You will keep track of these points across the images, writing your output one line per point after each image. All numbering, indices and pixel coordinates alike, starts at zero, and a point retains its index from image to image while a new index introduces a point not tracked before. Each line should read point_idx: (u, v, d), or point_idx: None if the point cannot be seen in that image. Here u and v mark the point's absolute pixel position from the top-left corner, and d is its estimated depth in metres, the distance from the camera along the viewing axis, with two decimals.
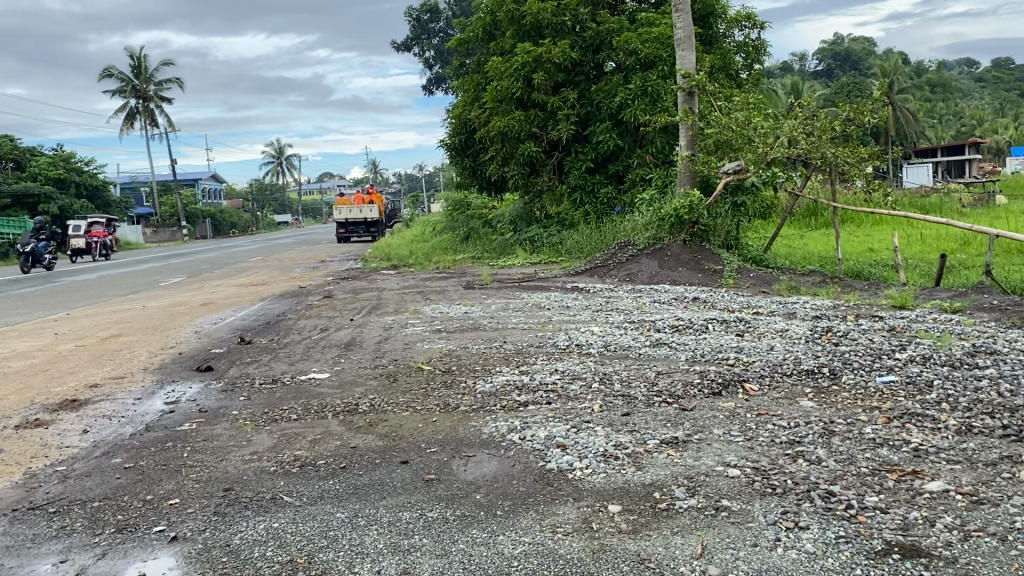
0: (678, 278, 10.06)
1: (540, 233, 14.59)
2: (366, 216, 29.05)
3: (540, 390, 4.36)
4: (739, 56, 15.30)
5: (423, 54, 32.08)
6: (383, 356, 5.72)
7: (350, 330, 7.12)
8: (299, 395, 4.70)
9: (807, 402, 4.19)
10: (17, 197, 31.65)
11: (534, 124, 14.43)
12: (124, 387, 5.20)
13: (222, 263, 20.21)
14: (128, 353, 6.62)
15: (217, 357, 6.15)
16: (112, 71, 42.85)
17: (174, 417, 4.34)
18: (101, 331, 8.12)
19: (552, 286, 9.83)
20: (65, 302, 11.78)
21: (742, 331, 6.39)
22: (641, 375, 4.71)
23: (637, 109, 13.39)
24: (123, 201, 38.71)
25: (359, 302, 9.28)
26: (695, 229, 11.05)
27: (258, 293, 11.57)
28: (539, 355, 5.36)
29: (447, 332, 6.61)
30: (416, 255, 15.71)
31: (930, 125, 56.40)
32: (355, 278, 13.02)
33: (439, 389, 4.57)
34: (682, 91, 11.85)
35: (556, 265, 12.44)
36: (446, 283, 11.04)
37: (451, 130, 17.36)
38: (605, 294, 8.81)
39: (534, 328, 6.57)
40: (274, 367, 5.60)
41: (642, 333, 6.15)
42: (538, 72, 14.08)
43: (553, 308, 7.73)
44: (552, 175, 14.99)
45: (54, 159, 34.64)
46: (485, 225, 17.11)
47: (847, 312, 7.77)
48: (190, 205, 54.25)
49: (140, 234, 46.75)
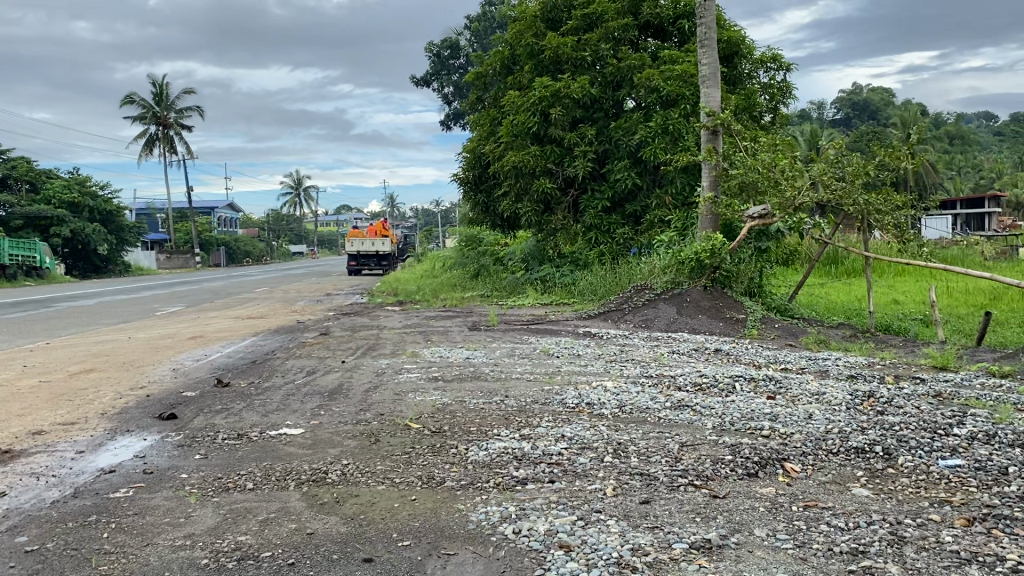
0: (698, 327, 9.42)
1: (553, 273, 13.96)
2: (378, 249, 28.69)
3: (541, 463, 3.68)
4: (764, 97, 14.72)
5: (443, 90, 31.86)
6: (368, 409, 5.05)
7: (338, 375, 6.45)
8: (263, 456, 4.05)
9: (861, 491, 3.51)
10: (29, 219, 31.47)
11: (550, 160, 13.88)
12: (70, 437, 4.55)
13: (228, 292, 19.69)
14: (92, 393, 5.99)
15: (185, 403, 5.49)
16: (134, 98, 43.11)
17: (111, 479, 3.69)
18: (72, 365, 7.50)
19: (562, 331, 9.21)
20: (51, 328, 11.23)
21: (774, 393, 5.68)
22: (662, 446, 4.03)
23: (657, 147, 12.84)
24: (138, 226, 38.50)
25: (355, 342, 8.64)
26: (717, 275, 10.35)
27: (254, 326, 10.98)
28: (546, 416, 4.68)
29: (443, 382, 5.93)
30: (423, 292, 15.13)
31: (948, 176, 56.01)
32: (358, 313, 12.43)
33: (425, 456, 3.90)
34: (705, 130, 11.25)
35: (567, 307, 11.83)
36: (450, 323, 10.38)
37: (465, 164, 16.83)
38: (620, 343, 8.14)
39: (540, 380, 5.88)
40: (245, 418, 4.93)
41: (661, 391, 5.45)
42: (556, 107, 13.54)
43: (562, 357, 7.05)
44: (566, 213, 14.40)
45: (69, 182, 34.47)
46: (496, 262, 16.49)
47: (884, 372, 7.07)
48: (204, 234, 54.29)
49: (153, 260, 46.56)
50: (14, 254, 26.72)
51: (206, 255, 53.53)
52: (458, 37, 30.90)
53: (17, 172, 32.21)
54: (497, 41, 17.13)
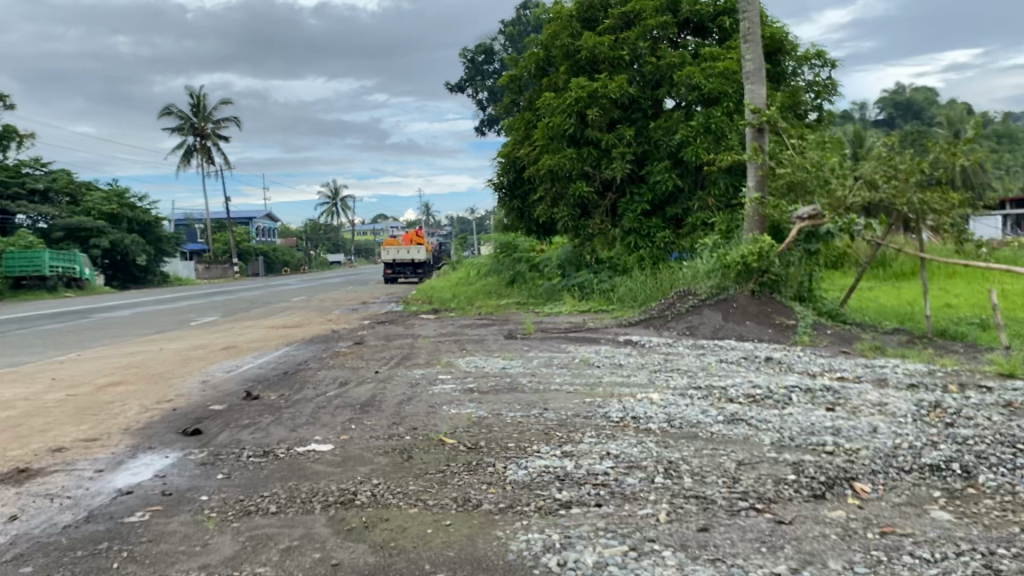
0: (747, 333, 9.07)
1: (590, 279, 13.64)
2: (413, 256, 28.62)
3: (587, 484, 3.39)
4: (809, 95, 14.28)
5: (477, 96, 31.68)
6: (401, 423, 4.79)
7: (370, 387, 6.20)
8: (289, 475, 3.81)
9: (942, 514, 3.17)
10: (70, 231, 31.83)
11: (586, 162, 13.58)
12: (90, 455, 4.35)
13: (264, 302, 19.66)
14: (118, 407, 5.81)
15: (212, 418, 5.28)
16: (173, 110, 43.64)
17: (127, 502, 3.46)
18: (102, 377, 7.35)
19: (602, 338, 8.92)
20: (87, 340, 11.19)
21: (832, 404, 5.32)
22: (718, 465, 3.72)
23: (699, 147, 12.53)
24: (176, 237, 38.79)
25: (389, 351, 8.40)
26: (765, 279, 10.04)
27: (287, 336, 10.82)
28: (590, 431, 4.38)
29: (479, 394, 5.65)
30: (458, 299, 14.92)
31: (994, 175, 54.66)
32: (392, 322, 12.24)
33: (460, 475, 3.63)
34: (750, 128, 10.83)
35: (606, 314, 11.50)
36: (486, 331, 10.11)
37: (499, 170, 16.59)
38: (664, 351, 7.80)
39: (581, 392, 5.56)
40: (272, 434, 4.70)
41: (712, 404, 5.12)
42: (592, 109, 13.24)
43: (603, 367, 6.73)
44: (604, 218, 14.10)
45: (108, 194, 34.83)
46: (532, 269, 16.20)
47: (947, 381, 6.64)
48: (242, 244, 54.83)
49: (192, 270, 47.02)
50: (55, 266, 27.01)
51: (244, 265, 53.99)
52: (492, 42, 30.75)
53: (58, 185, 32.58)
54: (531, 44, 16.88)
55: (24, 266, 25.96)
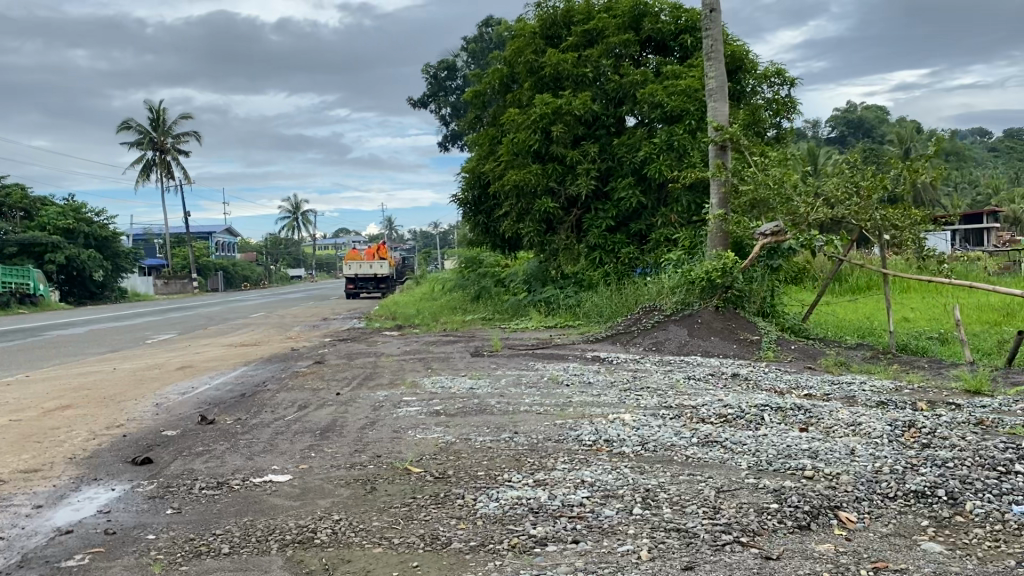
0: (712, 349, 8.94)
1: (556, 294, 13.46)
2: (376, 271, 28.26)
3: (562, 518, 3.19)
4: (769, 112, 14.28)
5: (440, 111, 31.51)
6: (364, 450, 4.56)
7: (331, 410, 5.95)
8: (244, 510, 3.56)
9: (932, 545, 3.03)
10: (23, 246, 30.95)
11: (551, 178, 13.46)
12: (29, 488, 4.06)
13: (223, 318, 19.17)
14: (64, 434, 5.49)
15: (163, 445, 4.99)
16: (131, 124, 42.87)
17: (66, 543, 3.19)
18: (49, 401, 6.99)
19: (570, 356, 8.73)
20: (35, 360, 10.74)
21: (805, 424, 5.19)
22: (697, 493, 3.55)
23: (663, 164, 12.47)
24: (134, 252, 37.94)
25: (351, 371, 8.14)
26: (729, 295, 9.88)
27: (246, 355, 10.49)
28: (561, 456, 4.19)
29: (445, 417, 5.43)
30: (422, 315, 14.67)
31: (946, 191, 55.76)
32: (355, 340, 11.96)
33: (427, 509, 3.41)
34: (714, 145, 10.77)
35: (573, 330, 11.33)
36: (451, 349, 9.88)
37: (463, 185, 16.40)
38: (632, 369, 7.64)
39: (551, 414, 5.36)
40: (227, 463, 4.43)
41: (685, 425, 4.96)
42: (557, 125, 13.15)
43: (572, 386, 6.54)
44: (570, 233, 13.97)
45: (64, 208, 33.96)
46: (497, 284, 16.00)
47: (916, 398, 6.56)
48: (201, 259, 53.95)
49: (150, 285, 46.07)
50: (7, 282, 26.22)
51: (203, 281, 53.09)
52: (455, 58, 30.67)
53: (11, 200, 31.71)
54: (495, 59, 16.77)
55: None
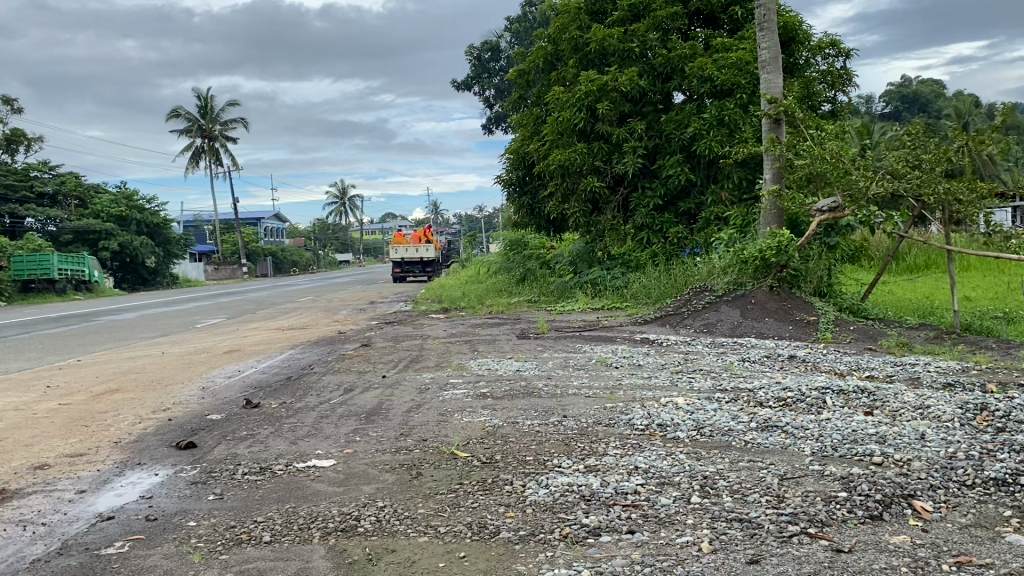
0: (765, 329, 8.67)
1: (602, 275, 13.21)
2: (422, 255, 28.26)
3: (617, 507, 3.03)
4: (823, 86, 13.78)
5: (484, 93, 31.33)
6: (409, 435, 4.44)
7: (377, 393, 5.86)
8: (286, 496, 3.46)
9: (1019, 538, 2.80)
10: (78, 233, 31.62)
11: (598, 157, 13.22)
12: (74, 472, 4.02)
13: (272, 303, 19.32)
14: (111, 417, 5.48)
15: (208, 429, 4.94)
16: (180, 112, 43.50)
17: (106, 530, 3.11)
18: (99, 384, 7.02)
19: (618, 338, 8.52)
20: (88, 344, 10.87)
21: (869, 407, 4.94)
22: (758, 481, 3.35)
23: (712, 140, 12.14)
24: (185, 238, 38.56)
25: (397, 354, 8.06)
26: (784, 274, 9.56)
27: (293, 338, 10.49)
28: (613, 442, 4.02)
29: (492, 400, 5.29)
30: (467, 298, 14.56)
31: (1005, 167, 53.97)
32: (401, 322, 11.90)
33: (475, 496, 3.27)
34: (766, 119, 10.46)
35: (620, 312, 11.11)
36: (497, 331, 9.75)
37: (507, 166, 16.22)
38: (683, 350, 7.41)
39: (600, 397, 5.20)
40: (271, 447, 4.35)
41: (742, 409, 4.74)
42: (603, 102, 12.88)
43: (623, 369, 6.35)
44: (616, 213, 13.70)
45: (117, 196, 34.58)
46: (542, 266, 15.82)
47: (985, 379, 6.25)
48: (251, 245, 54.73)
49: (202, 271, 46.87)
50: (64, 268, 26.80)
51: (253, 267, 53.86)
52: (499, 38, 30.39)
53: (66, 188, 32.41)
54: (539, 38, 16.51)
55: (31, 270, 25.72)
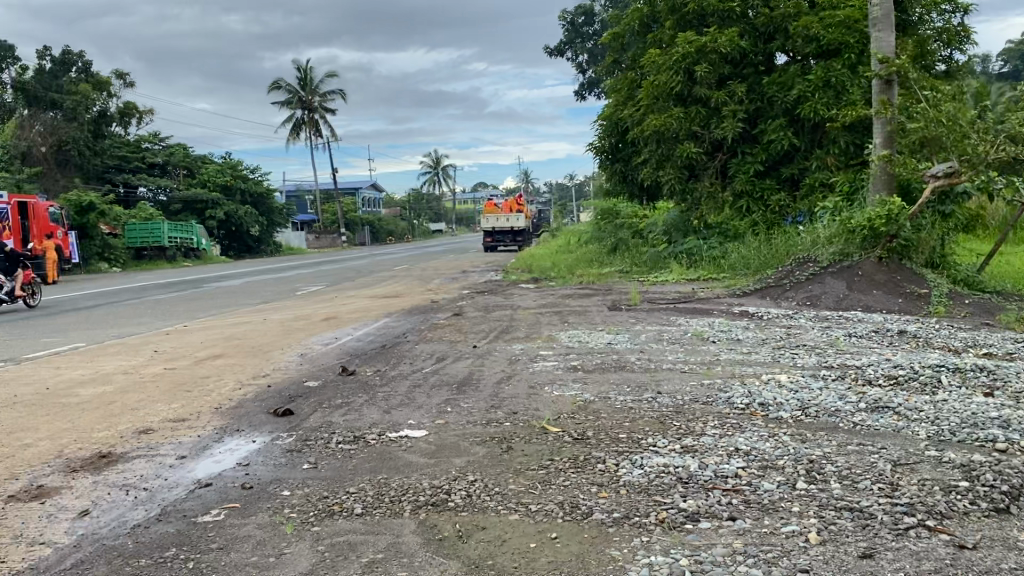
0: (873, 304, 8.24)
1: (698, 245, 12.77)
2: (513, 225, 28.22)
3: (715, 490, 2.89)
4: (938, 44, 13.00)
5: (577, 59, 30.88)
6: (500, 407, 4.38)
7: (468, 363, 5.83)
8: (378, 467, 3.44)
9: None
10: (186, 203, 32.84)
11: (695, 121, 12.85)
12: (176, 437, 4.13)
13: (368, 271, 19.64)
14: (212, 383, 5.62)
15: (304, 396, 5.01)
16: (280, 84, 44.51)
17: (204, 497, 3.16)
18: (202, 350, 7.24)
19: (715, 310, 8.26)
20: (194, 310, 11.27)
21: (989, 388, 4.61)
22: (869, 467, 3.15)
23: (818, 103, 11.64)
24: (285, 208, 39.62)
25: (488, 324, 8.03)
26: (894, 244, 9.06)
27: (387, 307, 10.60)
28: (711, 420, 3.86)
29: (584, 372, 5.20)
30: (559, 268, 14.44)
31: None
32: (493, 292, 11.89)
33: (567, 474, 3.18)
34: (877, 81, 9.76)
35: (718, 283, 10.80)
36: (589, 302, 9.62)
37: (600, 132, 15.93)
38: (785, 325, 7.12)
39: (697, 372, 5.03)
40: (364, 416, 4.36)
41: (850, 388, 4.50)
42: (701, 64, 12.48)
43: (720, 343, 6.13)
44: (714, 180, 13.28)
45: (221, 166, 35.72)
46: (636, 235, 15.53)
47: None
48: (348, 215, 55.88)
49: (302, 240, 48.16)
50: (173, 236, 27.90)
51: (350, 235, 55.03)
52: (593, 2, 29.78)
53: (174, 158, 33.66)
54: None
55: (143, 238, 26.88)
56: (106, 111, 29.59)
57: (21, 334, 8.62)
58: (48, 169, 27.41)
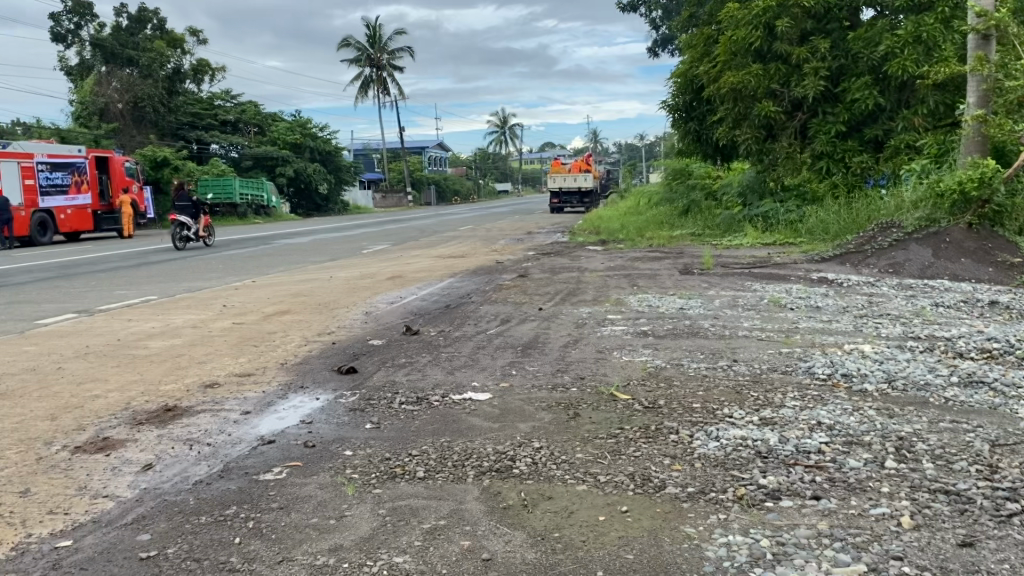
0: (959, 273, 7.81)
1: (775, 209, 12.36)
2: (581, 185, 27.81)
3: (798, 467, 2.71)
4: None
5: (649, 15, 30.03)
6: (567, 371, 4.26)
7: (534, 326, 5.70)
8: (442, 430, 3.35)
9: None
10: (258, 160, 33.31)
11: (774, 80, 12.43)
12: (242, 392, 4.11)
13: (435, 230, 19.65)
14: (278, 339, 5.62)
15: (368, 354, 4.96)
16: (350, 42, 44.58)
17: (266, 454, 3.12)
18: (270, 306, 7.28)
19: (791, 276, 7.94)
20: (263, 266, 11.39)
21: None
22: (966, 447, 2.92)
23: (908, 60, 11.05)
24: (354, 166, 39.91)
25: (554, 286, 7.88)
26: (986, 210, 8.61)
27: (452, 266, 10.53)
28: (790, 392, 3.66)
29: (653, 338, 5.02)
30: (627, 230, 14.16)
31: None
32: (560, 253, 11.73)
33: (638, 444, 3.03)
34: (973, 35, 9.19)
35: (794, 248, 10.40)
36: (658, 265, 9.37)
37: (674, 90, 15.46)
38: (866, 293, 6.79)
39: (774, 340, 4.81)
40: (428, 377, 4.28)
41: (940, 360, 4.24)
42: (783, 18, 12.04)
43: (798, 310, 5.87)
44: (793, 140, 12.74)
45: (292, 124, 36.07)
46: (708, 198, 15.12)
47: None
48: (416, 174, 56.06)
49: (371, 199, 48.56)
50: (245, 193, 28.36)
51: (418, 194, 55.23)
52: None
53: (246, 116, 34.11)
54: None
55: (215, 194, 27.33)
56: (181, 69, 30.05)
57: (97, 287, 8.81)
58: (126, 126, 28.01)
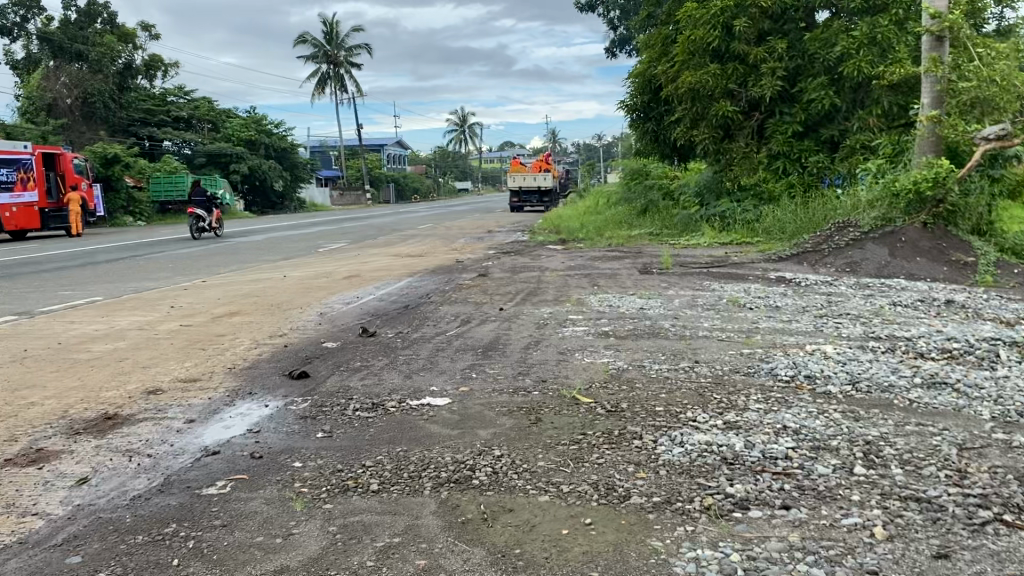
0: (915, 272, 7.85)
1: (732, 209, 12.39)
2: (541, 185, 27.69)
3: (766, 474, 2.63)
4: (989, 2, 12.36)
5: (608, 15, 30.01)
6: (527, 373, 4.15)
7: (493, 326, 5.58)
8: (397, 438, 3.21)
9: None
10: (211, 156, 32.67)
11: (732, 79, 12.41)
12: (188, 399, 3.93)
13: (393, 228, 19.43)
14: (229, 341, 5.43)
15: (321, 358, 4.80)
16: (307, 38, 44.01)
17: (211, 466, 2.95)
18: (221, 306, 7.06)
19: (751, 276, 7.92)
20: (214, 265, 11.11)
21: None
22: (935, 451, 2.86)
23: (863, 61, 11.16)
24: (311, 164, 39.40)
25: (514, 285, 7.77)
26: (939, 210, 8.71)
27: (409, 265, 10.37)
28: (754, 394, 3.58)
29: (615, 339, 4.93)
30: (586, 229, 14.09)
31: None
32: (519, 252, 11.62)
33: (602, 451, 2.93)
34: (927, 37, 9.25)
35: (752, 248, 10.38)
36: (618, 264, 9.31)
37: (632, 90, 15.40)
38: (825, 292, 6.78)
39: (736, 341, 4.75)
40: (384, 381, 4.14)
41: (902, 361, 4.20)
42: (741, 18, 12.07)
43: (758, 310, 5.83)
44: (749, 140, 12.76)
45: (246, 121, 35.48)
46: (666, 198, 15.13)
47: None
48: (374, 172, 55.54)
49: (328, 197, 48.03)
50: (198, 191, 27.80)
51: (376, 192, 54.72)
52: None
53: (199, 113, 33.45)
54: None
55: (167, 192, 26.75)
56: (132, 64, 29.38)
57: (40, 287, 8.50)
58: (74, 122, 27.29)
